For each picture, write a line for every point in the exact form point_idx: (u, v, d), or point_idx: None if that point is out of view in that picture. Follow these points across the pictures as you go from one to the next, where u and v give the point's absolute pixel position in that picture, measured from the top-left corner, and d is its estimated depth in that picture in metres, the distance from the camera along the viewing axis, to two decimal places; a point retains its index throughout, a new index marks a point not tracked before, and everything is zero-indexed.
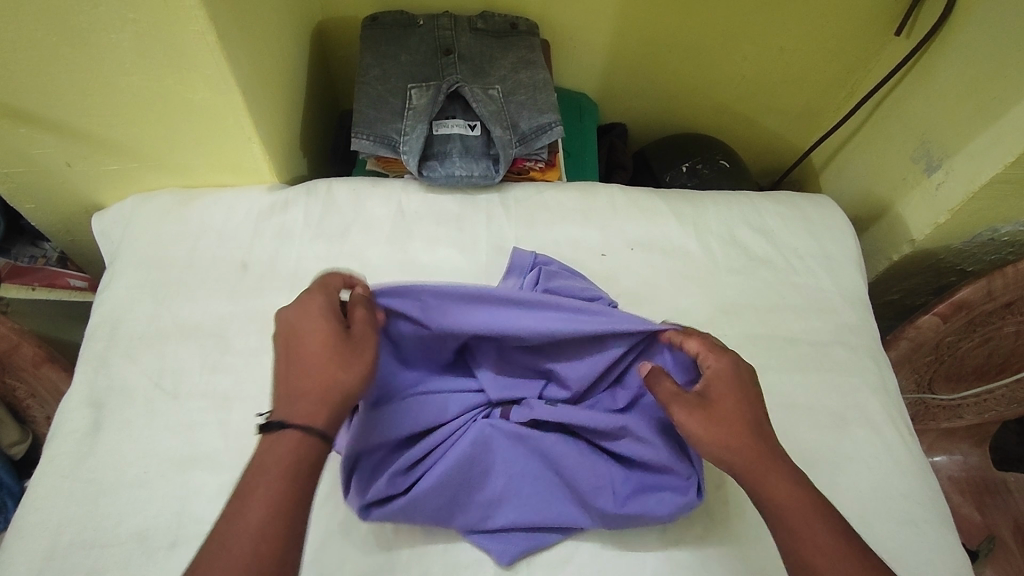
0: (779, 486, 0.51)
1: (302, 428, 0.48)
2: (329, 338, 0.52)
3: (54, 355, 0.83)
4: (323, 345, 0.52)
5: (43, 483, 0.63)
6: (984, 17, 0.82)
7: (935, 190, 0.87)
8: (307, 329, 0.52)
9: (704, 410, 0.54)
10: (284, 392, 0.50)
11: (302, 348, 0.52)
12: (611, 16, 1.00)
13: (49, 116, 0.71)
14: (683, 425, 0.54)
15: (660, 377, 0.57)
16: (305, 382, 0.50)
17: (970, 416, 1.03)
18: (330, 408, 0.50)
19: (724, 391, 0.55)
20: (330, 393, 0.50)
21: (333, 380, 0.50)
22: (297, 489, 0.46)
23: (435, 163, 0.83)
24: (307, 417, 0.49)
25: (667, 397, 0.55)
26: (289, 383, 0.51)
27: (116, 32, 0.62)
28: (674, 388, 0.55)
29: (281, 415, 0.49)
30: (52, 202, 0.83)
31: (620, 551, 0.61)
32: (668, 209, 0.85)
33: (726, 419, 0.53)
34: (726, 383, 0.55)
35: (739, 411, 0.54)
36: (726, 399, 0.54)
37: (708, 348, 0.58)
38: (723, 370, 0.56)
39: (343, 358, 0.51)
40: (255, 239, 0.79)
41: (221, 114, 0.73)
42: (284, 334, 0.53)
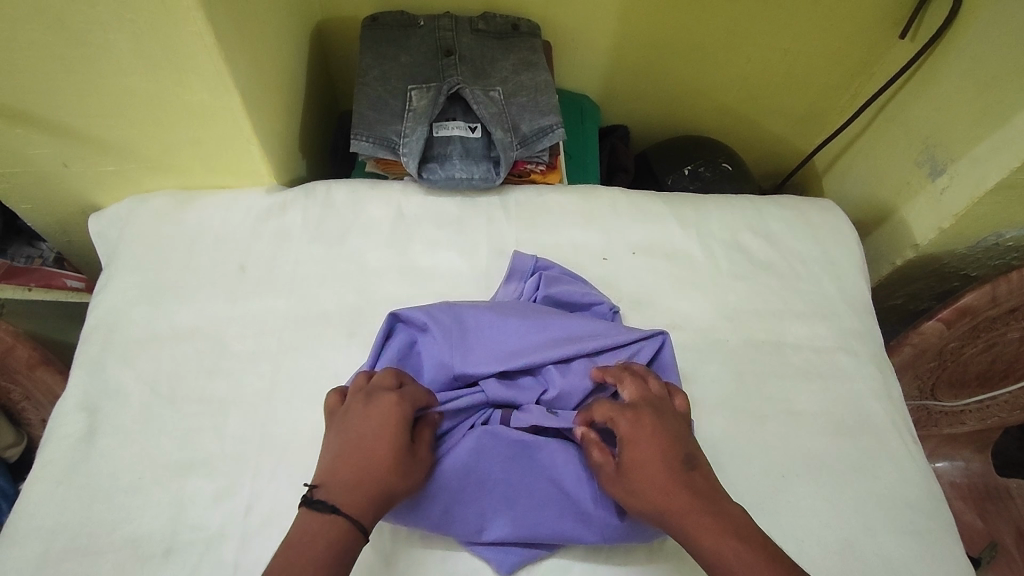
0: (711, 540, 0.49)
1: (349, 526, 0.49)
2: (400, 448, 0.53)
3: (49, 358, 0.83)
4: (395, 455, 0.52)
5: (36, 489, 0.62)
6: (990, 21, 0.81)
7: (940, 195, 0.87)
8: (385, 427, 0.53)
9: (623, 480, 0.53)
10: (342, 477, 0.51)
11: (374, 445, 0.52)
12: (613, 17, 1.00)
13: (44, 116, 0.70)
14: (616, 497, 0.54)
15: (588, 444, 0.56)
16: (365, 480, 0.51)
17: (972, 422, 1.02)
18: (376, 517, 0.51)
19: (637, 455, 0.53)
20: (381, 504, 0.51)
21: (390, 492, 0.51)
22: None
23: (435, 165, 0.82)
24: (357, 509, 0.50)
25: (596, 468, 0.55)
26: (350, 473, 0.51)
27: (113, 32, 0.62)
28: (599, 459, 0.55)
29: (333, 499, 0.50)
30: (48, 202, 0.82)
31: (621, 561, 0.60)
32: (670, 213, 0.84)
33: (642, 487, 0.52)
34: (638, 444, 0.53)
35: (655, 471, 0.52)
36: (642, 462, 0.52)
37: (614, 411, 0.56)
38: (633, 432, 0.54)
39: (405, 477, 0.53)
40: (252, 242, 0.78)
41: (219, 115, 0.72)
42: (358, 417, 0.54)
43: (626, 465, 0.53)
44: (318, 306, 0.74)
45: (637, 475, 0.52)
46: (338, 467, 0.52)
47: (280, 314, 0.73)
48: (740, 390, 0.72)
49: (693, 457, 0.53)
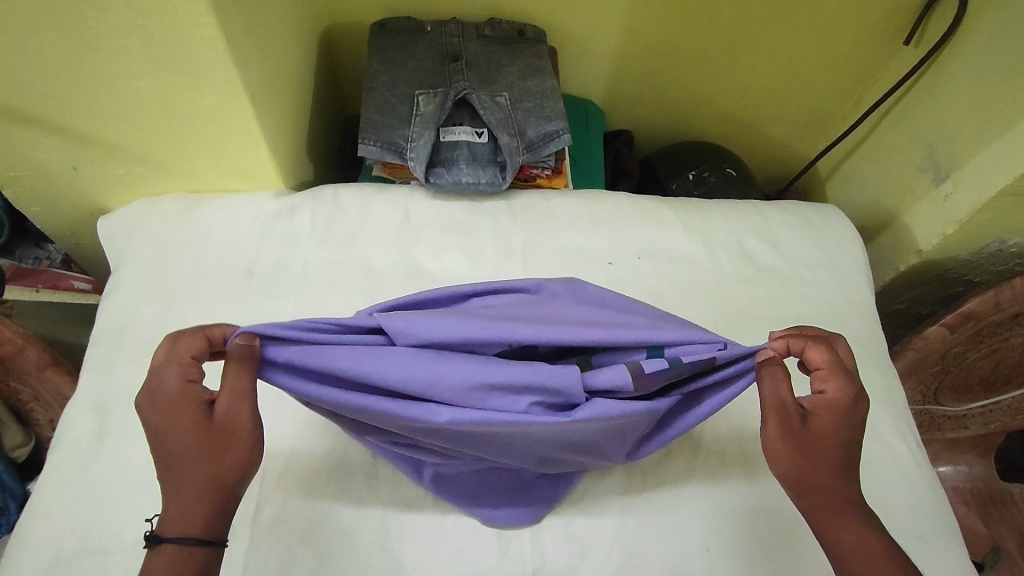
0: (846, 525, 0.50)
1: (180, 539, 0.46)
2: (195, 430, 0.48)
3: (58, 359, 0.83)
4: (193, 444, 0.47)
5: (46, 489, 0.63)
6: (994, 28, 0.81)
7: (943, 201, 0.87)
8: (172, 424, 0.48)
9: (802, 435, 0.50)
10: (166, 497, 0.47)
11: (169, 446, 0.47)
12: (618, 23, 1.00)
13: (56, 120, 0.71)
14: (770, 436, 0.51)
15: (776, 381, 0.51)
16: (183, 482, 0.47)
17: (976, 426, 1.02)
18: (217, 506, 0.48)
19: (831, 426, 0.51)
20: (212, 489, 0.47)
21: (213, 479, 0.47)
22: None
23: (443, 169, 0.84)
24: (184, 525, 0.46)
25: (774, 402, 0.51)
26: (168, 488, 0.47)
27: (126, 37, 0.63)
28: (784, 397, 0.51)
29: (164, 528, 0.46)
30: (58, 205, 0.83)
31: (625, 563, 0.61)
32: (674, 217, 0.85)
33: (821, 451, 0.50)
34: (835, 416, 0.51)
35: (835, 446, 0.50)
36: (830, 433, 0.51)
37: (833, 369, 0.52)
38: (840, 401, 0.51)
39: (214, 451, 0.48)
40: (261, 244, 0.79)
41: (228, 120, 0.73)
42: (147, 423, 0.49)
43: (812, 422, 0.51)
44: (326, 310, 0.75)
45: (818, 437, 0.51)
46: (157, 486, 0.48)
47: (289, 316, 0.74)
48: None
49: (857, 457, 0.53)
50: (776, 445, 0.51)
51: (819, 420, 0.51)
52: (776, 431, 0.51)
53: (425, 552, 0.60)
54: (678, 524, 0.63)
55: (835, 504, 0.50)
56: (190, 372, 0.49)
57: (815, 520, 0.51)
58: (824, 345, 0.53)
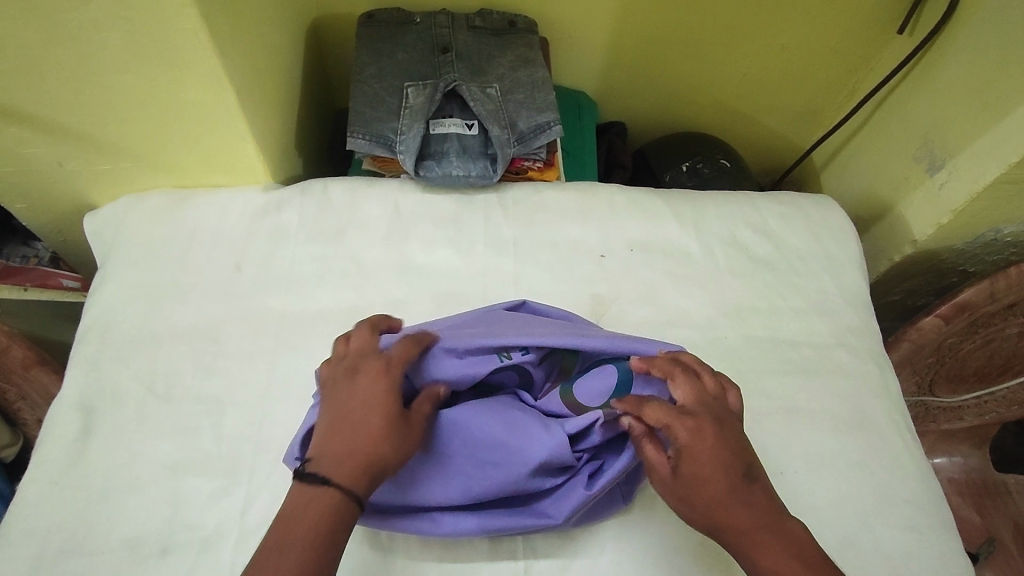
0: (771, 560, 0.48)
1: (343, 490, 0.48)
2: (390, 408, 0.51)
3: (44, 357, 0.82)
4: (385, 417, 0.50)
5: (32, 489, 0.62)
6: (988, 15, 0.81)
7: (938, 191, 0.86)
8: (373, 394, 0.51)
9: (683, 496, 0.49)
10: (332, 447, 0.49)
11: (360, 410, 0.51)
12: (611, 13, 0.99)
13: (40, 115, 0.70)
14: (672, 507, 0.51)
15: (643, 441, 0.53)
16: (354, 442, 0.49)
17: (970, 417, 1.02)
18: (370, 483, 0.49)
19: (700, 473, 0.49)
20: (372, 463, 0.49)
21: (382, 455, 0.49)
22: (323, 560, 0.45)
23: (432, 163, 0.82)
24: (347, 479, 0.48)
25: (652, 466, 0.52)
26: (339, 440, 0.49)
27: (108, 31, 0.61)
28: (657, 461, 0.52)
29: (322, 470, 0.48)
30: (43, 202, 0.82)
31: (618, 557, 0.60)
32: (668, 209, 0.84)
33: (702, 499, 0.49)
34: (700, 459, 0.49)
35: (717, 489, 0.49)
36: (700, 481, 0.49)
37: (669, 417, 0.50)
38: (694, 446, 0.49)
39: (398, 434, 0.51)
40: (249, 240, 0.78)
41: (215, 113, 0.72)
42: (348, 385, 0.52)
43: (684, 478, 0.49)
44: (314, 306, 0.74)
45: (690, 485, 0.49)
46: (329, 434, 0.50)
47: (277, 312, 0.73)
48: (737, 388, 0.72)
49: (754, 468, 0.51)
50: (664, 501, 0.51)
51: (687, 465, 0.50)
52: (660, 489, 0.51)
53: (415, 550, 0.59)
54: (671, 519, 0.62)
55: (745, 538, 0.48)
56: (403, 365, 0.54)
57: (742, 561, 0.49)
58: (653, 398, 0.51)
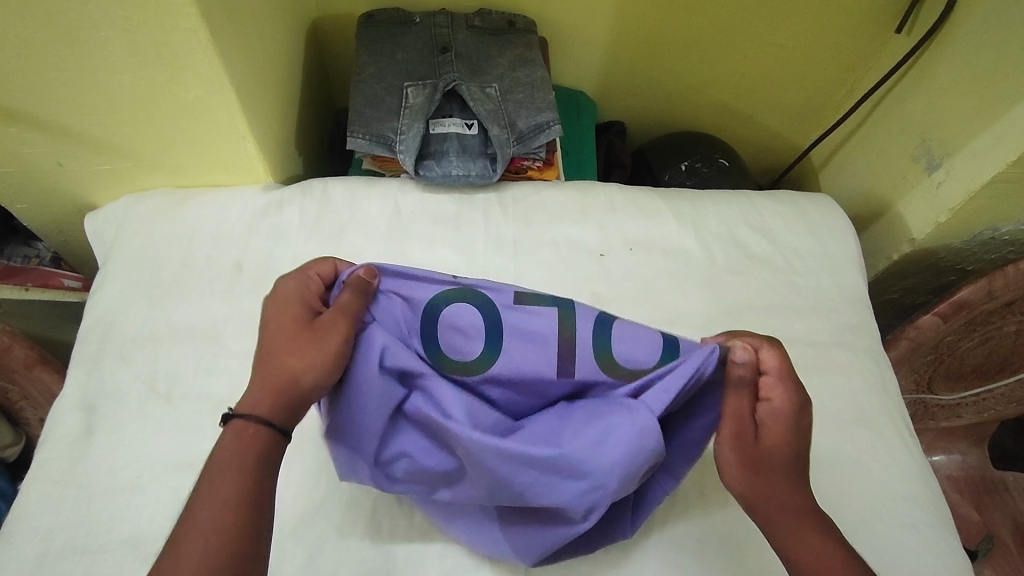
0: (807, 542, 0.48)
1: (252, 417, 0.47)
2: (297, 330, 0.50)
3: (46, 357, 0.83)
4: (287, 335, 0.50)
5: (34, 488, 0.62)
6: (987, 14, 0.81)
7: (936, 189, 0.87)
8: (280, 321, 0.51)
9: (752, 451, 0.50)
10: (251, 379, 0.49)
11: (269, 337, 0.50)
12: (609, 13, 0.99)
13: (39, 115, 0.70)
14: (723, 459, 0.52)
15: (736, 392, 0.52)
16: (269, 371, 0.48)
17: (969, 415, 1.03)
18: (283, 402, 0.48)
19: (779, 437, 0.50)
20: (283, 383, 0.48)
21: (295, 375, 0.48)
22: (244, 484, 0.44)
23: (432, 162, 0.83)
24: (256, 408, 0.47)
25: (729, 417, 0.51)
26: (253, 372, 0.49)
27: (107, 30, 0.61)
28: (738, 412, 0.51)
29: (244, 403, 0.48)
30: (44, 202, 0.82)
31: (619, 554, 0.61)
32: (666, 208, 0.84)
33: (767, 467, 0.50)
34: (782, 426, 0.50)
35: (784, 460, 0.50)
36: (777, 445, 0.50)
37: (777, 376, 0.51)
38: (783, 411, 0.50)
39: (305, 349, 0.49)
40: (249, 240, 0.78)
41: (215, 113, 0.72)
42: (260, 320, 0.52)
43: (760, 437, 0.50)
44: None
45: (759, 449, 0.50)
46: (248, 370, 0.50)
47: None
48: None
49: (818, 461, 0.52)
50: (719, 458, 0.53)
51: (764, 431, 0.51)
52: (725, 447, 0.51)
53: (416, 548, 0.60)
54: (669, 516, 0.63)
55: (789, 514, 0.49)
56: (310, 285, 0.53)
57: (775, 535, 0.49)
58: (776, 349, 0.51)
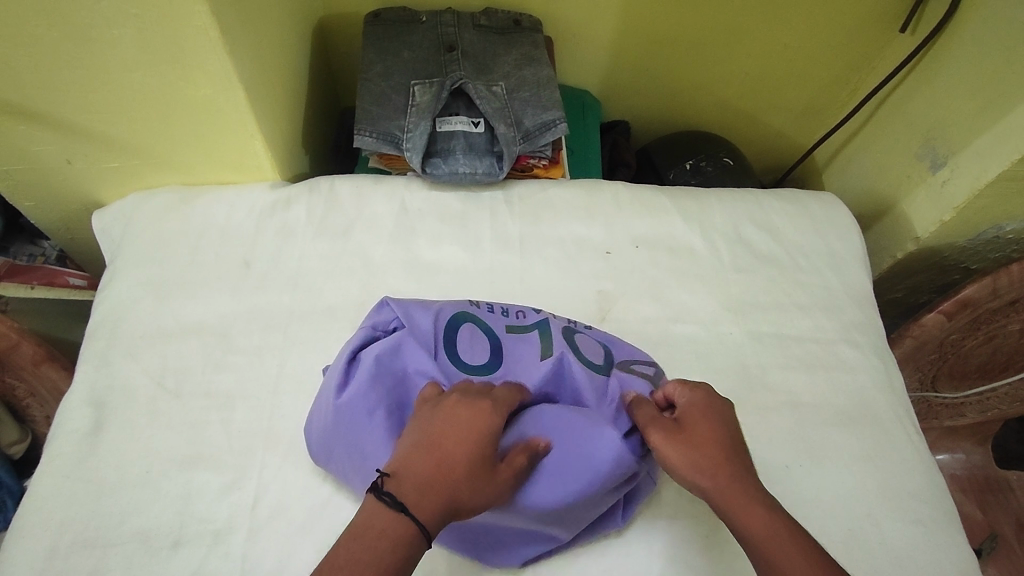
0: (753, 513, 0.48)
1: (419, 527, 0.44)
2: (481, 452, 0.48)
3: (53, 354, 0.83)
4: (473, 458, 0.48)
5: (44, 483, 0.63)
6: (990, 13, 0.81)
7: (941, 188, 0.87)
8: (470, 435, 0.48)
9: (680, 435, 0.53)
10: (414, 470, 0.47)
11: (451, 442, 0.48)
12: (615, 11, 1.00)
13: (50, 113, 0.70)
14: (658, 449, 0.53)
15: (640, 403, 0.57)
16: (442, 479, 0.46)
17: (972, 414, 1.03)
18: (443, 522, 0.46)
19: (702, 422, 0.54)
20: (453, 506, 0.46)
21: (462, 494, 0.46)
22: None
23: (439, 160, 0.83)
24: (423, 512, 0.45)
25: (645, 420, 0.55)
26: (425, 468, 0.47)
27: (118, 27, 0.62)
28: (652, 412, 0.56)
29: (402, 494, 0.45)
30: (53, 200, 0.82)
31: (627, 550, 0.61)
32: (672, 206, 0.85)
33: (697, 446, 0.52)
34: (701, 411, 0.55)
35: (716, 438, 0.53)
36: (702, 427, 0.53)
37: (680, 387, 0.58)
38: (700, 403, 0.55)
39: (481, 487, 0.48)
40: (257, 237, 0.78)
41: (224, 111, 0.72)
42: (441, 419, 0.50)
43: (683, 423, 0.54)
44: (324, 301, 0.75)
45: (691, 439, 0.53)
46: (416, 459, 0.47)
47: (285, 309, 0.74)
48: (741, 382, 0.72)
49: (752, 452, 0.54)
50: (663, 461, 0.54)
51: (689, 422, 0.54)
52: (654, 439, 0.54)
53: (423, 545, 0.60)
54: (676, 512, 0.63)
55: (730, 486, 0.50)
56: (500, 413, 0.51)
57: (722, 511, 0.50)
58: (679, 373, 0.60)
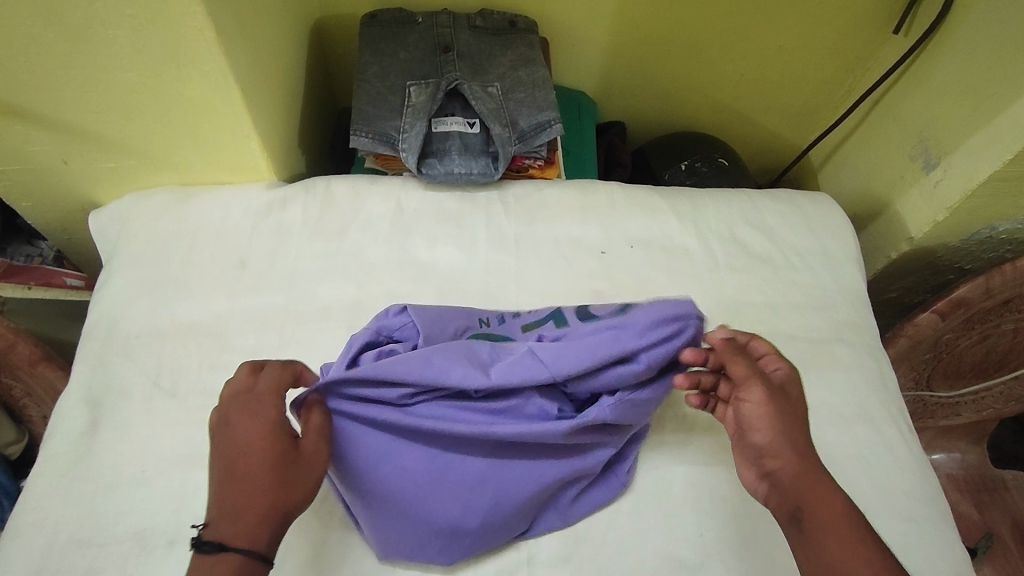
0: (827, 488, 0.52)
1: (245, 552, 0.47)
2: (272, 455, 0.50)
3: (51, 354, 0.83)
4: (264, 465, 0.50)
5: (40, 482, 0.63)
6: (981, 15, 0.82)
7: (934, 188, 0.87)
8: (254, 446, 0.50)
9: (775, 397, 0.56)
10: (221, 507, 0.48)
11: (243, 464, 0.49)
12: (610, 13, 1.00)
13: (45, 113, 0.70)
14: (750, 405, 0.56)
15: (730, 359, 0.58)
16: (247, 501, 0.48)
17: (968, 413, 1.03)
18: (269, 533, 0.49)
19: (794, 393, 0.57)
20: (269, 516, 0.49)
21: (276, 502, 0.49)
22: None
23: (435, 161, 0.83)
24: (244, 539, 0.48)
25: (741, 377, 0.57)
26: (229, 497, 0.49)
27: (114, 27, 0.62)
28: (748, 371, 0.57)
29: (218, 534, 0.47)
30: (49, 200, 0.83)
31: (621, 549, 0.61)
32: (667, 206, 0.85)
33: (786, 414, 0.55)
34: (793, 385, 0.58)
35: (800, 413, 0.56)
36: (794, 399, 0.57)
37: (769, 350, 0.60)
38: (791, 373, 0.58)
39: (288, 483, 0.50)
40: (253, 237, 0.78)
41: (220, 112, 0.73)
42: (224, 442, 0.51)
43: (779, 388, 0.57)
44: (319, 301, 0.75)
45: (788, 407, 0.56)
46: (217, 493, 0.49)
47: (281, 308, 0.74)
48: None
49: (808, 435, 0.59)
50: (750, 417, 0.56)
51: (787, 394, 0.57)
52: (752, 395, 0.56)
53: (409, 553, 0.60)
54: (670, 511, 0.63)
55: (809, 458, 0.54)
56: (277, 402, 0.53)
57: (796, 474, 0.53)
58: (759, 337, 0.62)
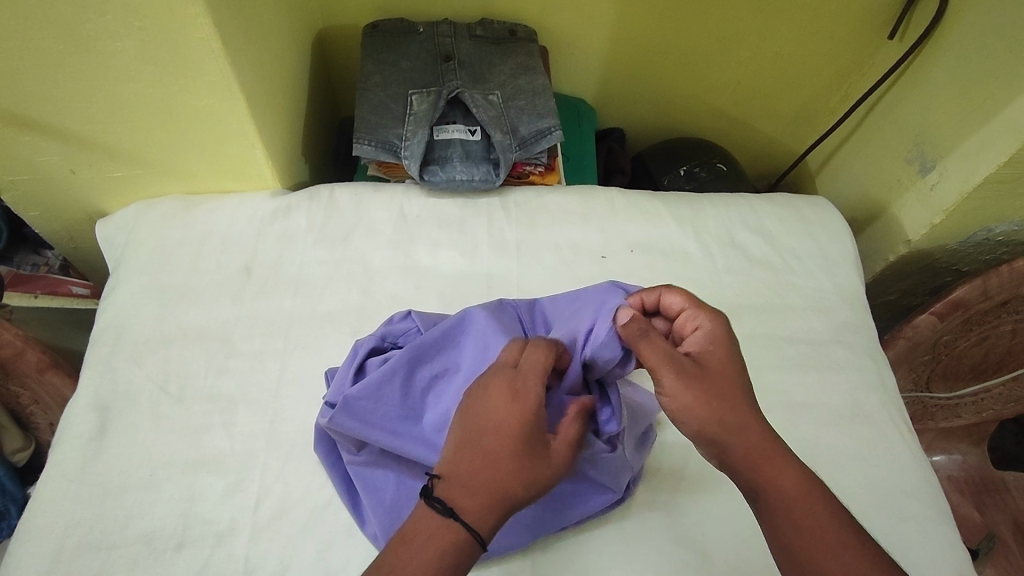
0: (783, 473, 0.50)
1: (470, 530, 0.47)
2: (523, 439, 0.49)
3: (58, 361, 0.84)
4: (513, 443, 0.48)
5: (48, 487, 0.64)
6: (975, 19, 0.83)
7: (930, 190, 0.88)
8: (507, 421, 0.49)
9: (696, 375, 0.52)
10: (459, 469, 0.49)
11: (491, 436, 0.49)
12: (609, 20, 1.02)
13: (53, 124, 0.72)
14: (670, 388, 0.52)
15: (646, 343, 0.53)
16: (485, 471, 0.48)
17: (967, 415, 1.04)
18: (496, 516, 0.48)
19: (719, 358, 0.54)
20: (502, 500, 0.48)
21: (512, 489, 0.48)
22: None
23: (436, 168, 0.84)
24: (474, 516, 0.47)
25: (658, 359, 0.52)
26: (469, 462, 0.49)
27: (122, 40, 0.63)
28: (666, 349, 0.53)
29: (450, 498, 0.48)
30: (56, 209, 0.84)
31: (625, 551, 0.61)
32: (666, 211, 0.86)
33: (716, 387, 0.52)
34: (715, 347, 0.54)
35: (731, 380, 0.53)
36: (720, 365, 0.53)
37: (690, 309, 0.57)
38: (714, 335, 0.55)
39: (530, 475, 0.48)
40: (258, 244, 0.80)
41: (225, 121, 0.74)
42: (479, 406, 0.51)
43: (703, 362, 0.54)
44: (322, 307, 0.76)
45: (716, 386, 0.52)
46: (459, 455, 0.49)
47: (287, 314, 0.75)
48: None
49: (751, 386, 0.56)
50: (688, 399, 0.51)
51: (711, 363, 0.54)
52: (670, 384, 0.52)
53: None
54: (668, 519, 0.64)
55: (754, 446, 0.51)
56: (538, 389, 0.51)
57: (746, 460, 0.51)
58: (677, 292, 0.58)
